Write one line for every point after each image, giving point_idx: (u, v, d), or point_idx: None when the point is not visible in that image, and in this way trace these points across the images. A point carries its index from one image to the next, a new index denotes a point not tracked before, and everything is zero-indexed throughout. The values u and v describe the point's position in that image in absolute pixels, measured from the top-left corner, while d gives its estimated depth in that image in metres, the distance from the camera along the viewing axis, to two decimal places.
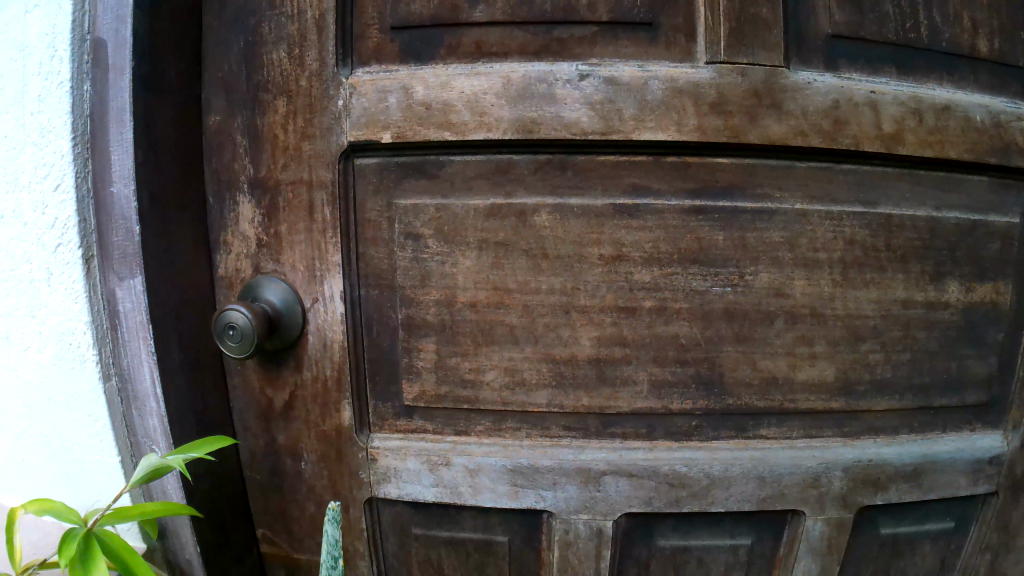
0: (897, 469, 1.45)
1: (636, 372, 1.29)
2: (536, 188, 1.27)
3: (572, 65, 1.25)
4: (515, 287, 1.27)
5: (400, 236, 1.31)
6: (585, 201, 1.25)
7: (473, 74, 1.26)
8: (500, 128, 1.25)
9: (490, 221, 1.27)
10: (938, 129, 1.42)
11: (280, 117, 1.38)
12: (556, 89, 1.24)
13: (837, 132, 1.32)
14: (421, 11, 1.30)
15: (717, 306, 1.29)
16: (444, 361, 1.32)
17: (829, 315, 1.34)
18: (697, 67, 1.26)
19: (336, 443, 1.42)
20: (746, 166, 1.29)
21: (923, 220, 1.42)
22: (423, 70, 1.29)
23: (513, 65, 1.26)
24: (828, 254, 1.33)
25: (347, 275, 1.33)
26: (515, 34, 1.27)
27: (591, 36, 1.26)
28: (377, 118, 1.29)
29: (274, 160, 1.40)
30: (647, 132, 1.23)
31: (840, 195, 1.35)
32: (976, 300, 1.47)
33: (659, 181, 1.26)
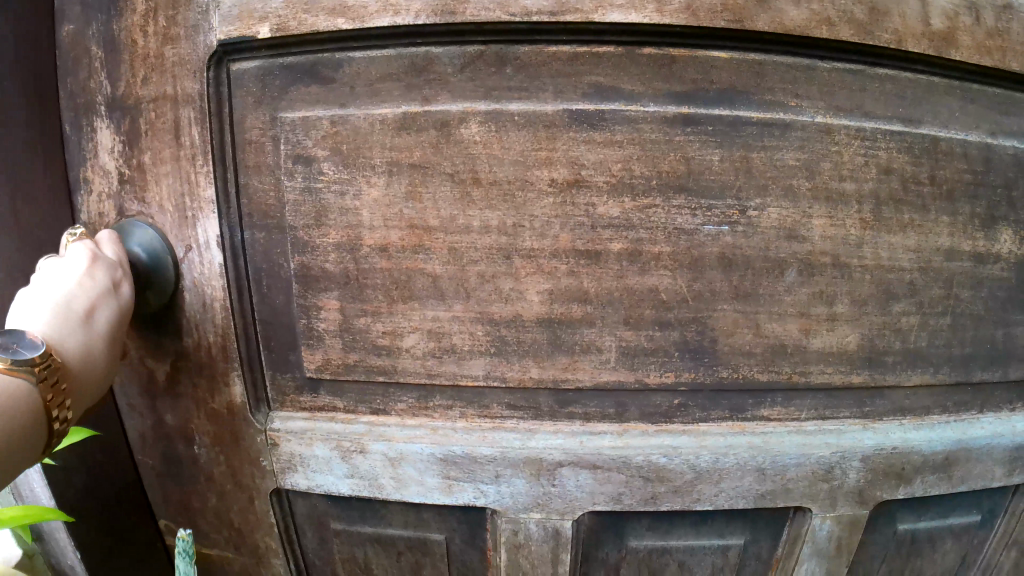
0: (925, 458, 1.15)
1: (601, 336, 1.01)
2: (465, 92, 0.96)
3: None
4: (438, 224, 0.97)
5: (289, 161, 1.01)
6: (530, 106, 0.95)
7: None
8: (413, 9, 0.92)
9: (401, 137, 0.96)
10: (999, 31, 1.06)
11: (138, 16, 1.04)
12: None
13: (873, 22, 0.99)
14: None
15: (710, 251, 0.99)
16: (350, 323, 1.05)
17: (856, 266, 1.05)
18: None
19: (229, 423, 1.16)
20: (745, 65, 0.98)
21: (974, 147, 1.09)
22: None
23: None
24: (857, 186, 1.03)
25: (226, 217, 1.06)
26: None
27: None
28: (252, 8, 0.97)
29: (133, 73, 1.07)
30: (615, 13, 0.91)
31: (874, 108, 1.04)
32: None
33: (632, 80, 0.96)
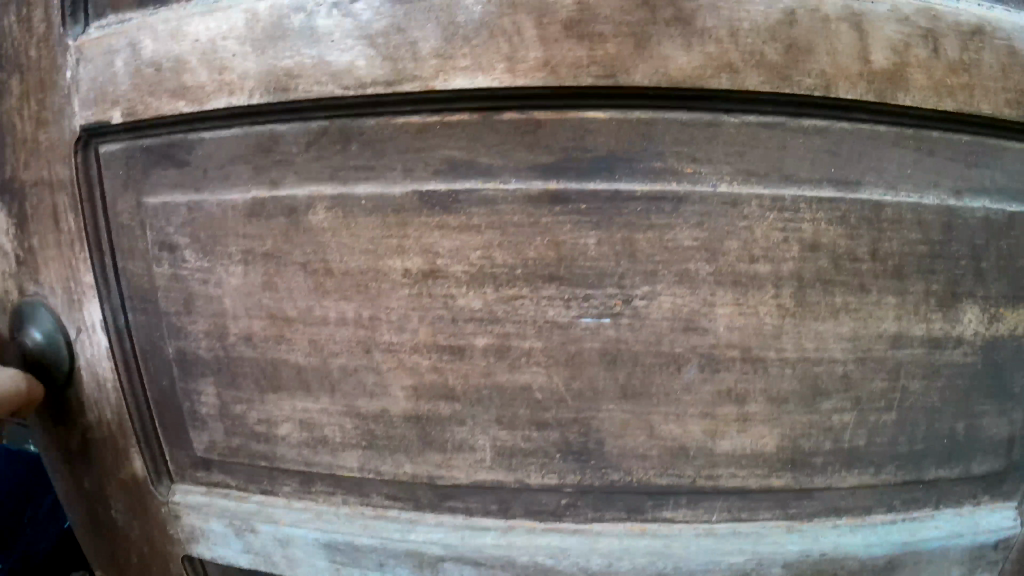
0: (864, 563, 1.00)
1: (472, 436, 0.94)
2: (310, 173, 0.90)
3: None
4: (296, 315, 0.93)
5: (155, 247, 0.98)
6: (377, 187, 0.88)
7: (208, 11, 0.89)
8: (247, 87, 0.89)
9: (252, 224, 0.93)
10: (965, 64, 0.87)
11: (17, 100, 1.05)
12: (316, 20, 0.86)
13: (791, 64, 0.83)
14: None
15: (589, 348, 0.89)
16: (228, 409, 1.00)
17: (772, 359, 0.90)
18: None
19: (136, 492, 1.15)
20: (626, 127, 0.85)
21: (931, 211, 0.90)
22: (155, 15, 0.92)
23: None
24: (773, 269, 0.87)
25: (107, 299, 1.02)
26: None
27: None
28: (105, 92, 0.96)
29: (16, 158, 1.07)
30: (459, 76, 0.82)
31: (798, 170, 0.86)
32: (999, 332, 0.96)
33: (489, 152, 0.86)
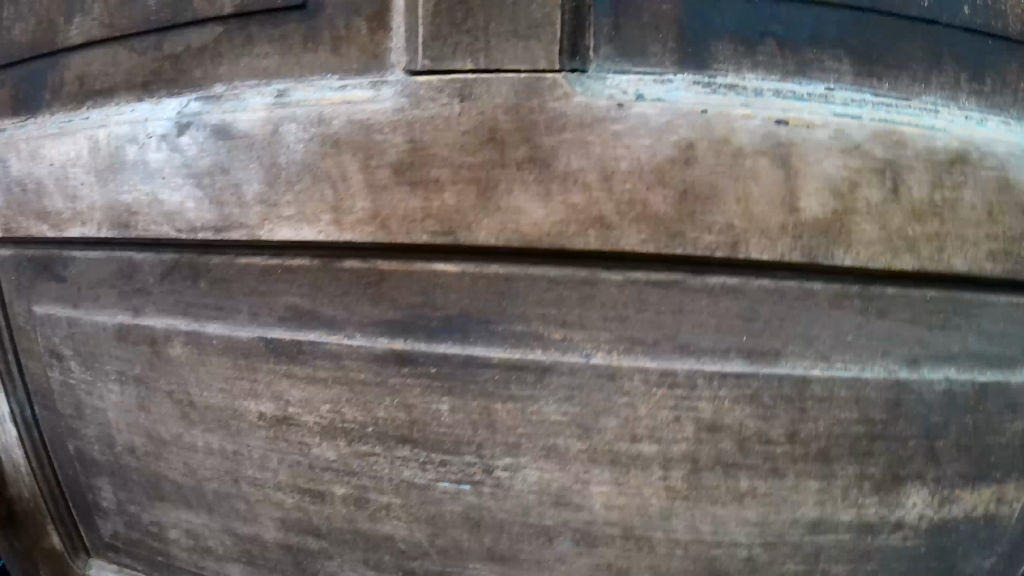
0: None
1: (341, 571, 0.88)
2: (165, 305, 0.85)
3: (180, 97, 0.80)
4: (170, 438, 0.89)
5: (46, 355, 0.96)
6: (226, 330, 0.81)
7: (60, 136, 0.86)
8: (94, 219, 0.84)
9: (122, 347, 0.89)
10: (934, 206, 0.65)
11: None
12: (148, 154, 0.79)
13: (684, 217, 0.63)
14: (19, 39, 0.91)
15: (450, 510, 0.80)
16: (126, 508, 0.99)
17: (659, 537, 0.78)
18: (384, 77, 0.70)
19: (57, 565, 1.14)
20: (481, 285, 0.71)
21: (871, 386, 0.72)
22: (21, 131, 0.90)
23: (110, 111, 0.84)
24: (662, 446, 0.73)
25: (14, 394, 1.01)
26: (118, 56, 0.84)
27: (208, 47, 0.78)
28: None
29: None
30: (283, 228, 0.72)
31: (695, 338, 0.70)
32: (952, 518, 0.79)
33: (333, 304, 0.76)
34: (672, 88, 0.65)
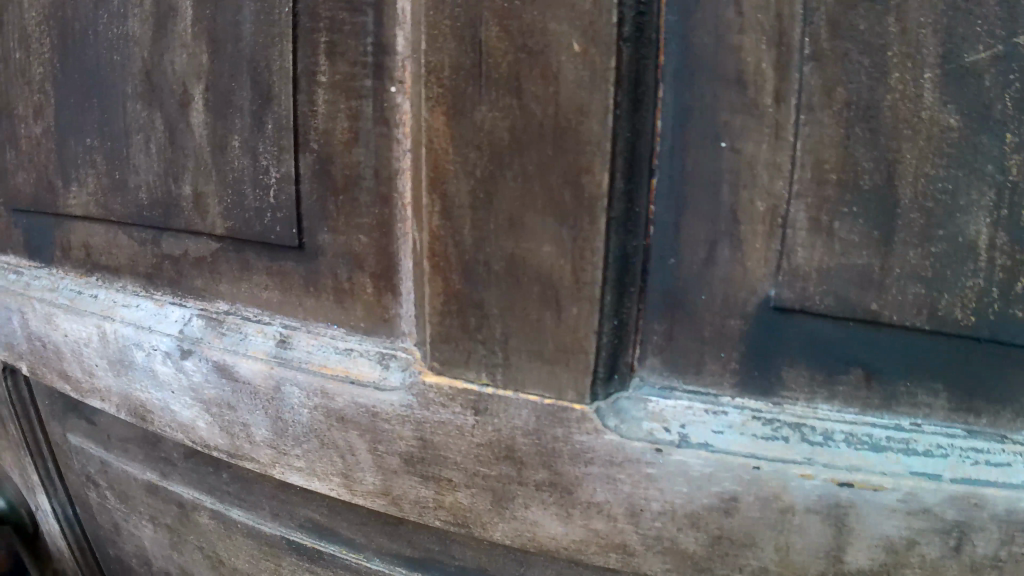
0: None
1: None
2: (190, 477, 0.91)
3: (188, 307, 0.81)
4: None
5: (84, 475, 1.02)
6: (251, 518, 0.88)
7: (70, 312, 0.86)
8: (111, 400, 0.85)
9: (154, 498, 0.95)
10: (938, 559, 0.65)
11: None
12: (156, 365, 0.81)
13: (715, 556, 0.70)
14: (25, 186, 0.91)
15: None
16: None
17: None
18: (396, 344, 0.76)
19: None
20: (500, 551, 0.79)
21: None
22: (40, 283, 0.91)
23: (118, 294, 0.85)
24: None
25: (54, 493, 1.10)
26: (121, 240, 0.84)
27: (208, 260, 0.81)
28: (15, 343, 0.96)
29: None
30: (294, 473, 0.78)
31: None
32: None
33: (349, 526, 0.84)
34: (724, 422, 0.71)
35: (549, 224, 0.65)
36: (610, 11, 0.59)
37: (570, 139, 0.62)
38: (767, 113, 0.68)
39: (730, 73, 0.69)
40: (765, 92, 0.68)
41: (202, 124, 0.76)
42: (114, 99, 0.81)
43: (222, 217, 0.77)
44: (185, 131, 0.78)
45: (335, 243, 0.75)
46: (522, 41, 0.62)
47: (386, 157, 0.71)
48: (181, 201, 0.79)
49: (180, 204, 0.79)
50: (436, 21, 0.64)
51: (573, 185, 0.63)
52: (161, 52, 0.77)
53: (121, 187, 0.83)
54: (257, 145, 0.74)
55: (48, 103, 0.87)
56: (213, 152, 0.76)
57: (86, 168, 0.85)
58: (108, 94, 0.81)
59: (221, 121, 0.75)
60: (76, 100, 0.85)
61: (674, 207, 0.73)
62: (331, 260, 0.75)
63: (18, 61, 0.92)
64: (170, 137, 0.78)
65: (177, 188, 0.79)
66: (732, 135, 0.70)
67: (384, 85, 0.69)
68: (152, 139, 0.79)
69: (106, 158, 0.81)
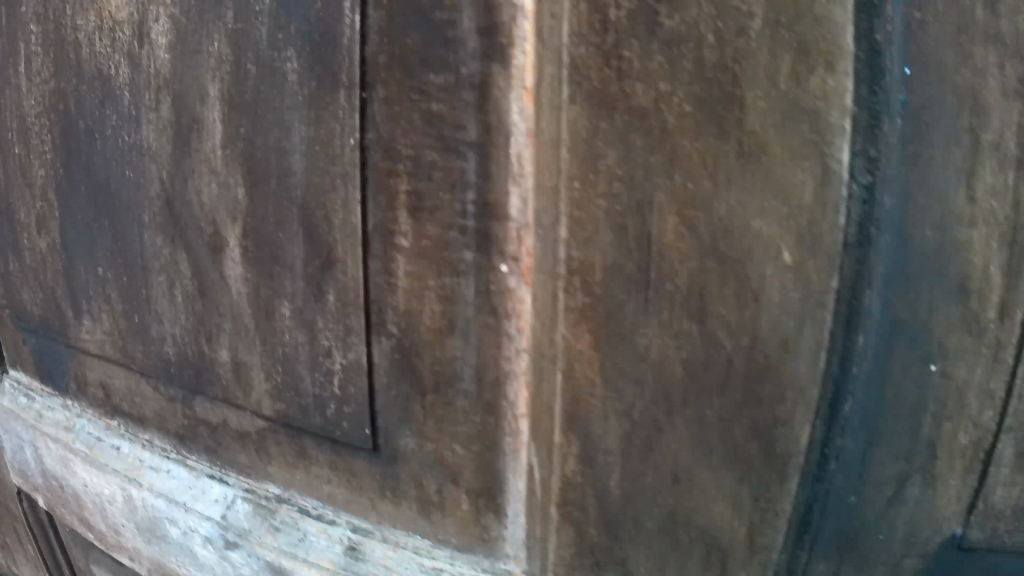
0: None
1: None
2: None
3: (224, 480, 0.63)
4: None
5: None
6: None
7: (86, 462, 0.68)
8: (142, 561, 0.69)
9: None
10: None
11: None
12: (193, 545, 0.62)
13: None
14: (31, 308, 0.71)
15: None
16: None
17: None
18: (496, 566, 0.53)
19: None
20: None
21: None
22: (50, 411, 0.72)
23: (142, 447, 0.67)
24: None
25: None
26: (142, 388, 0.65)
27: (255, 438, 0.59)
28: (22, 473, 0.76)
29: None
30: None
31: None
32: None
33: None
34: None
35: (722, 488, 0.43)
36: (834, 205, 0.39)
37: (771, 384, 0.41)
38: (987, 331, 0.40)
39: (949, 275, 0.40)
40: (988, 302, 0.40)
41: (240, 277, 0.55)
42: (128, 221, 0.62)
43: (271, 396, 0.56)
44: (218, 281, 0.57)
45: (422, 452, 0.52)
46: (711, 241, 0.40)
47: (490, 358, 0.48)
48: (218, 369, 0.58)
49: (215, 372, 0.59)
50: (583, 198, 0.41)
51: (764, 439, 0.42)
52: (180, 172, 0.57)
53: (140, 335, 0.63)
54: (315, 318, 0.52)
55: (44, 210, 0.67)
56: (256, 318, 0.55)
57: (96, 301, 0.65)
58: (116, 215, 0.62)
59: (265, 280, 0.54)
60: (84, 217, 0.65)
61: (863, 441, 0.43)
62: (417, 468, 0.52)
63: (19, 160, 0.69)
64: (199, 285, 0.58)
65: (211, 351, 0.59)
66: (945, 355, 0.41)
67: (489, 261, 0.46)
68: (174, 283, 0.59)
69: (122, 297, 0.63)
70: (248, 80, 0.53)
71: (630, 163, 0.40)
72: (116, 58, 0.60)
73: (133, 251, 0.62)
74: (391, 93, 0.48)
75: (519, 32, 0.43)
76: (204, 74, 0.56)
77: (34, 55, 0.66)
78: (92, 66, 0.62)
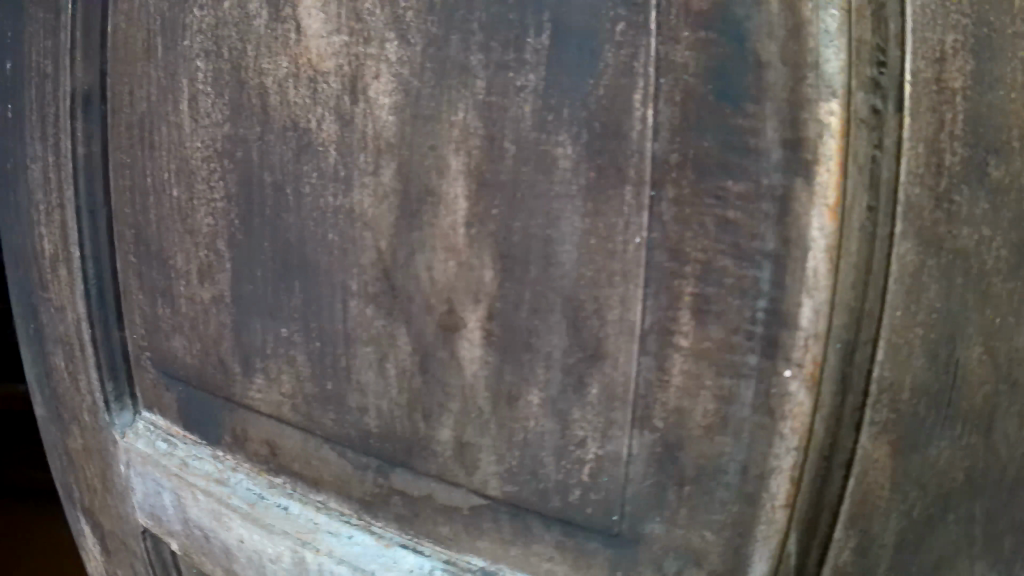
0: None
1: None
2: None
3: (419, 550, 0.63)
4: None
5: None
6: None
7: (251, 520, 0.70)
8: None
9: None
10: None
11: (74, 454, 0.86)
12: None
13: None
14: (184, 357, 0.73)
15: None
16: None
17: None
18: None
19: None
20: None
21: None
22: (199, 465, 0.74)
23: (316, 510, 0.67)
24: None
25: None
26: (321, 451, 0.65)
27: (465, 513, 0.60)
28: (161, 521, 0.79)
29: (82, 495, 0.88)
30: None
31: None
32: None
33: None
34: None
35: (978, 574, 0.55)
36: None
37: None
38: None
39: None
40: None
41: (479, 360, 0.55)
42: (329, 289, 0.60)
43: (500, 479, 0.57)
44: (446, 361, 0.56)
45: (668, 537, 0.54)
46: (1005, 366, 0.51)
47: (760, 453, 0.50)
48: (436, 448, 0.58)
49: (432, 450, 0.58)
50: (903, 324, 0.47)
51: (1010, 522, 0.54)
52: (403, 243, 0.56)
53: (333, 404, 0.62)
54: (572, 407, 0.53)
55: (211, 259, 0.68)
56: (498, 409, 0.55)
57: (276, 362, 0.65)
58: (305, 275, 0.61)
59: (513, 366, 0.54)
60: (269, 277, 0.64)
61: None
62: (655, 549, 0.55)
63: (179, 203, 0.71)
64: (423, 363, 0.57)
65: (427, 430, 0.58)
66: None
67: (773, 365, 0.48)
68: (386, 357, 0.58)
69: (309, 364, 0.63)
70: (506, 158, 0.52)
71: (948, 295, 0.48)
72: (317, 152, 0.60)
73: (330, 320, 0.60)
74: (681, 193, 0.48)
75: (824, 150, 0.44)
76: (442, 143, 0.54)
77: (204, 95, 0.68)
78: (285, 116, 0.62)
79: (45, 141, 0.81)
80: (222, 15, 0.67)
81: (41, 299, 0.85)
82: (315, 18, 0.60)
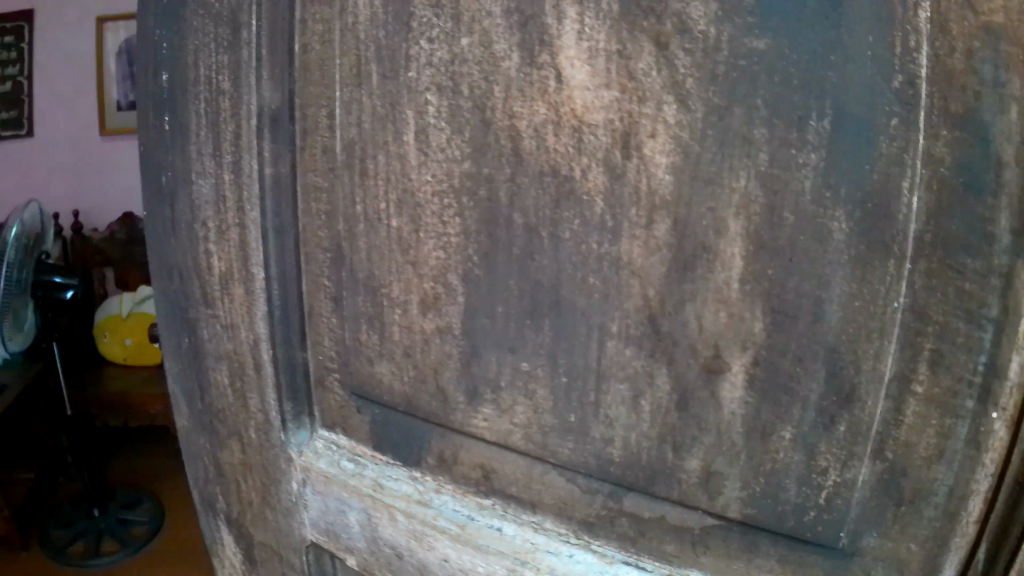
0: None
1: None
2: None
3: (640, 565, 0.70)
4: None
5: None
6: None
7: (464, 543, 0.73)
8: None
9: None
10: None
11: (236, 465, 0.90)
12: None
13: None
14: (390, 384, 0.77)
15: None
16: None
17: None
18: None
19: None
20: None
21: None
22: (395, 484, 0.78)
23: (533, 530, 0.72)
24: None
25: None
26: (545, 475, 0.71)
27: (695, 532, 0.68)
28: (339, 536, 0.82)
29: (241, 503, 0.92)
30: None
31: None
32: None
33: None
34: None
35: None
36: None
37: None
38: None
39: None
40: None
41: (739, 399, 0.63)
42: (586, 328, 0.66)
43: (741, 502, 0.65)
44: (706, 399, 0.64)
45: (880, 548, 0.65)
46: None
47: (967, 480, 0.60)
48: (682, 474, 0.66)
49: (677, 477, 0.66)
50: None
51: None
52: (674, 291, 0.63)
53: (573, 435, 0.68)
54: (819, 442, 0.63)
55: (439, 291, 0.73)
56: (751, 440, 0.64)
57: (511, 394, 0.70)
58: (559, 312, 0.67)
59: (771, 406, 0.63)
60: (514, 314, 0.69)
61: None
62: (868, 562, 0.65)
63: (399, 234, 0.74)
64: (680, 400, 0.64)
65: (676, 459, 0.66)
66: None
67: (987, 410, 0.57)
68: (642, 395, 0.65)
69: (552, 397, 0.69)
70: (785, 226, 0.60)
71: None
72: (579, 202, 0.65)
73: (582, 357, 0.66)
74: (931, 265, 0.56)
75: None
76: (722, 206, 0.62)
77: (439, 131, 0.71)
78: (544, 162, 0.67)
79: (224, 159, 0.81)
80: (461, 52, 0.70)
81: (206, 315, 0.87)
82: (580, 69, 0.65)
